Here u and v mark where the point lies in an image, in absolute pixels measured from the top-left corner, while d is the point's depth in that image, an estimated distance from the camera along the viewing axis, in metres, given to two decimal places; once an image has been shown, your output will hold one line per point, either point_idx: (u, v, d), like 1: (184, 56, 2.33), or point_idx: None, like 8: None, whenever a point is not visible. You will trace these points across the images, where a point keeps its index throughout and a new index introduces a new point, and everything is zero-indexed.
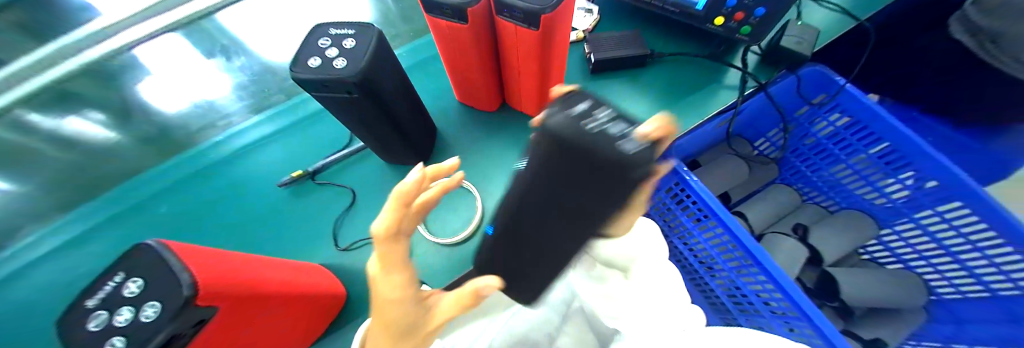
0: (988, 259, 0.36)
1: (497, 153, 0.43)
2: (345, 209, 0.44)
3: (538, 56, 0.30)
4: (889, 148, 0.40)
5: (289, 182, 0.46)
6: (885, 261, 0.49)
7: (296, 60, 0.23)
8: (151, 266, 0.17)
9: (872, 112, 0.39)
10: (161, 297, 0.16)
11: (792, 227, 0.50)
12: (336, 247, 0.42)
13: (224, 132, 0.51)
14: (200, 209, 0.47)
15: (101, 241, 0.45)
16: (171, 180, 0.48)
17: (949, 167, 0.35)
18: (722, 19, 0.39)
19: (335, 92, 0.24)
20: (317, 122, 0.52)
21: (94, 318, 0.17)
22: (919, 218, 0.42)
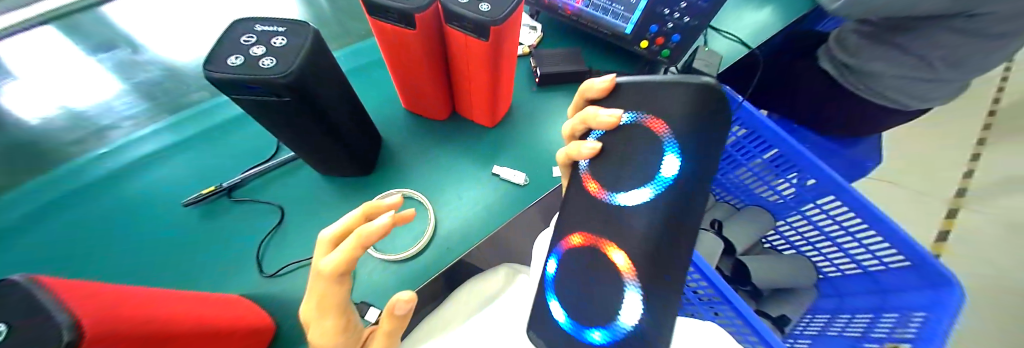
0: (858, 241, 0.45)
1: (449, 163, 0.42)
2: (272, 228, 0.40)
3: (487, 66, 0.31)
4: (777, 154, 0.48)
5: (197, 200, 0.41)
6: (782, 248, 0.59)
7: (212, 57, 0.21)
8: (15, 309, 0.13)
9: (763, 125, 0.46)
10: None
11: (710, 222, 0.59)
12: (261, 274, 0.37)
13: (119, 140, 0.43)
14: (81, 236, 0.39)
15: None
16: (32, 205, 0.39)
17: (824, 168, 0.43)
18: (646, 43, 0.44)
19: (261, 95, 0.22)
20: (239, 130, 0.46)
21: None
22: (805, 210, 0.51)
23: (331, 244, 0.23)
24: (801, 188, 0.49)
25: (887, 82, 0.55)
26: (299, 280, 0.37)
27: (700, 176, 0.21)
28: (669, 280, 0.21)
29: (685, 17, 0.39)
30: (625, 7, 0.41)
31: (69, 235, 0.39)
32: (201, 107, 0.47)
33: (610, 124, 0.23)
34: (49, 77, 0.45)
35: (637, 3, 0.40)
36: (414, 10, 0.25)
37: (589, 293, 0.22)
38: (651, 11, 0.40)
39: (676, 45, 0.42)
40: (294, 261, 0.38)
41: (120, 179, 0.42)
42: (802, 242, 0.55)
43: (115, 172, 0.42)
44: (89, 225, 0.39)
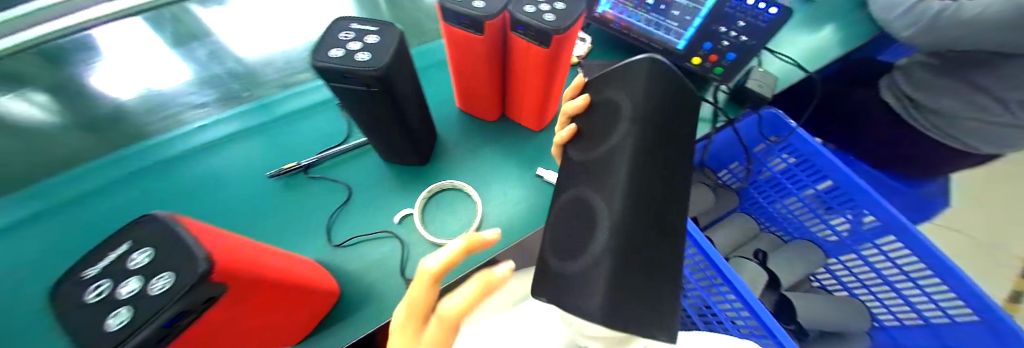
0: (920, 288, 0.41)
1: (494, 164, 0.43)
2: (340, 206, 0.39)
3: (544, 73, 0.32)
4: (832, 185, 0.46)
5: (280, 173, 0.41)
6: (833, 289, 0.53)
7: (318, 50, 0.24)
8: (163, 236, 0.15)
9: (819, 154, 0.44)
10: (176, 269, 0.14)
11: (753, 252, 0.55)
12: (330, 243, 0.37)
13: (200, 122, 0.46)
14: (149, 201, 0.41)
15: (46, 227, 0.39)
16: (111, 177, 0.42)
17: (888, 208, 0.41)
18: (698, 60, 0.42)
19: (353, 85, 0.25)
20: (310, 117, 0.47)
21: (96, 287, 0.15)
22: (864, 252, 0.47)
23: (433, 279, 0.18)
24: (859, 226, 0.46)
25: (955, 120, 0.53)
26: (367, 254, 0.36)
27: (673, 136, 0.20)
28: (654, 240, 0.17)
29: (742, 36, 0.39)
30: (679, 22, 0.41)
31: (139, 202, 0.41)
32: (276, 96, 0.48)
33: (578, 109, 0.25)
34: (130, 61, 0.48)
35: (699, 11, 0.39)
36: (486, 18, 0.27)
37: (560, 243, 0.19)
38: (707, 29, 0.40)
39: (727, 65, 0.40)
40: (358, 235, 0.37)
41: (190, 157, 0.44)
42: (856, 284, 0.50)
43: (187, 152, 0.44)
44: (158, 194, 0.42)
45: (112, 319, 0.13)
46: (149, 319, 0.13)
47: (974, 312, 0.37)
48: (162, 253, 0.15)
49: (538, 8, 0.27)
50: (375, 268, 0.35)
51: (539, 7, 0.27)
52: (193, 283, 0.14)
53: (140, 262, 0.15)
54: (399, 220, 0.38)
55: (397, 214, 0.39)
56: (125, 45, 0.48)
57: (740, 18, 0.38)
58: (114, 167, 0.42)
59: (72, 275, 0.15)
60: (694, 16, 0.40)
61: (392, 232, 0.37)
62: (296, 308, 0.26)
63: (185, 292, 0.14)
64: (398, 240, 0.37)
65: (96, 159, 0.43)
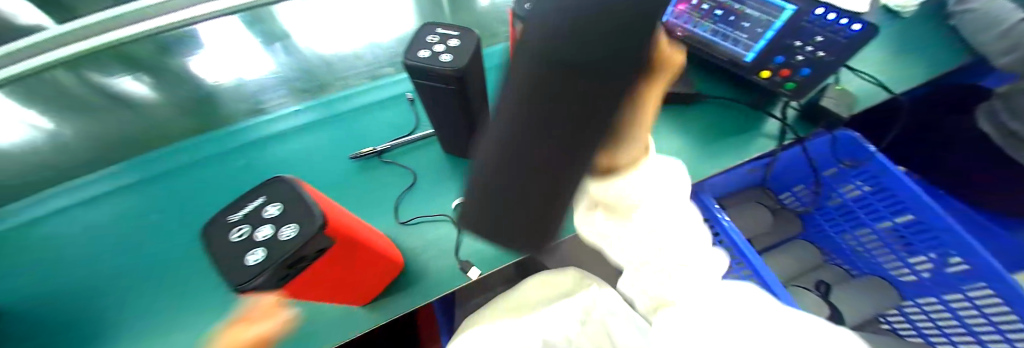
0: (1003, 335, 0.38)
1: None
2: (404, 190, 0.40)
3: None
4: (913, 220, 0.43)
5: (362, 155, 0.43)
6: (905, 333, 0.48)
7: (409, 50, 0.27)
8: (291, 195, 0.19)
9: (902, 184, 0.42)
10: (300, 223, 0.18)
11: (815, 283, 0.51)
12: (397, 220, 0.38)
13: (276, 112, 0.50)
14: (232, 176, 0.46)
15: (156, 188, 0.46)
16: (205, 153, 0.48)
17: (975, 246, 0.38)
18: (768, 73, 0.38)
19: (434, 82, 0.28)
20: (380, 110, 0.48)
21: (237, 230, 0.18)
22: (948, 300, 0.43)
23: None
24: (943, 268, 0.42)
25: None
26: (426, 234, 0.37)
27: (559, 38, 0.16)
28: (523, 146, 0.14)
29: (820, 52, 0.36)
30: (748, 34, 0.39)
31: (226, 177, 0.46)
32: (348, 91, 0.50)
33: None
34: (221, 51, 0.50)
35: (772, 23, 0.38)
36: None
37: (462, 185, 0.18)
38: (780, 42, 0.38)
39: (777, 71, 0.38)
40: (422, 215, 0.38)
41: (269, 141, 0.48)
42: (934, 332, 0.45)
43: (266, 137, 0.48)
44: (241, 169, 0.46)
45: (251, 257, 0.17)
46: (280, 259, 0.17)
47: None
48: (289, 209, 0.18)
49: None
50: (432, 249, 0.36)
51: None
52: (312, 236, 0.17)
53: (272, 213, 0.18)
54: (455, 205, 0.38)
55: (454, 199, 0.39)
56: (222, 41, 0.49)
57: (818, 33, 0.37)
58: (209, 145, 0.48)
59: (220, 218, 0.19)
60: (766, 29, 0.38)
61: (448, 216, 0.37)
62: (368, 279, 0.29)
63: (308, 241, 0.17)
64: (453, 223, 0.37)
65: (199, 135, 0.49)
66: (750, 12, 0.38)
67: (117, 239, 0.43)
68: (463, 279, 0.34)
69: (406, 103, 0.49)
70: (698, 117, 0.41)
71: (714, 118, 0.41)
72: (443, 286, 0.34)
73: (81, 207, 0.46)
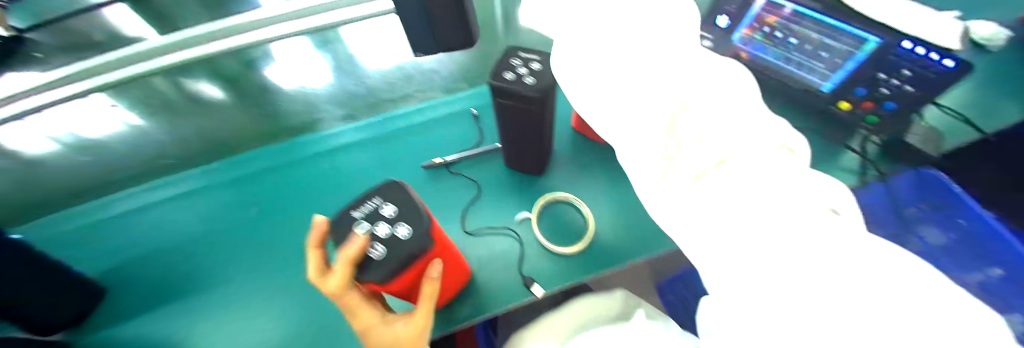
0: None
1: (610, 185, 0.42)
2: (469, 202, 0.41)
3: None
4: (1003, 274, 0.43)
5: (430, 166, 0.45)
6: None
7: (495, 72, 0.29)
8: (401, 199, 0.24)
9: (990, 227, 0.44)
10: (411, 223, 0.23)
11: None
12: (462, 229, 0.39)
13: (333, 129, 0.51)
14: (293, 184, 0.49)
15: (228, 191, 0.50)
16: (271, 163, 0.51)
17: None
18: (848, 105, 0.39)
19: (514, 102, 0.30)
20: (435, 128, 0.50)
21: (360, 225, 0.23)
22: None
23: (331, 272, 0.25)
24: None
25: None
26: (489, 246, 0.38)
27: None
28: None
29: (908, 86, 0.36)
30: (826, 64, 0.39)
31: (290, 185, 0.49)
32: (401, 110, 0.51)
33: None
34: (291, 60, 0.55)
35: (855, 53, 0.38)
36: None
37: None
38: (867, 73, 0.37)
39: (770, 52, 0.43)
40: (488, 226, 0.39)
41: (328, 155, 0.50)
42: None
43: (325, 151, 0.50)
44: (303, 179, 0.49)
45: (374, 249, 0.22)
46: (399, 253, 0.22)
47: None
48: (401, 211, 0.23)
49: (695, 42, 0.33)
50: (496, 263, 0.37)
51: None
52: (421, 236, 0.22)
53: (388, 212, 0.23)
54: (518, 220, 0.39)
55: (517, 214, 0.40)
56: (293, 55, 0.54)
57: (905, 66, 0.36)
58: (273, 155, 0.51)
59: (345, 212, 0.24)
60: (846, 59, 0.38)
61: (512, 229, 0.38)
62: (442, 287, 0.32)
63: (418, 241, 0.22)
64: (516, 238, 0.38)
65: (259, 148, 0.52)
66: (830, 41, 0.39)
67: (202, 234, 0.48)
68: (527, 295, 0.35)
69: (470, 119, 0.50)
70: None
71: None
72: (507, 299, 0.35)
73: (167, 204, 0.51)
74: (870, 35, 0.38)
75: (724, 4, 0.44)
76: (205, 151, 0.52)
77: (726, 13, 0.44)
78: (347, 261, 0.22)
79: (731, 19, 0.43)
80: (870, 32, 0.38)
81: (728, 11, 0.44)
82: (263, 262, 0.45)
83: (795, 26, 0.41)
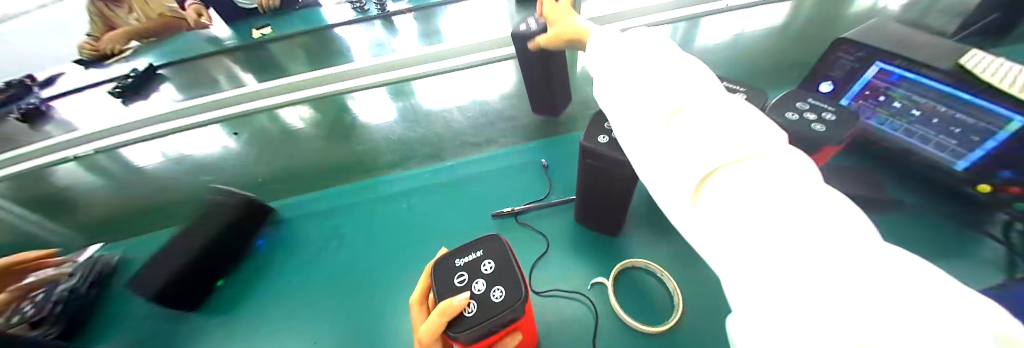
0: None
1: (687, 251, 0.40)
2: (537, 258, 0.41)
3: None
4: None
5: (500, 214, 0.46)
6: None
7: (589, 135, 0.31)
8: (501, 257, 0.24)
9: None
10: (506, 287, 0.23)
11: None
12: (531, 288, 0.39)
13: (404, 173, 0.57)
14: (361, 223, 0.53)
15: (305, 224, 0.54)
16: (345, 201, 0.55)
17: None
18: (988, 187, 0.39)
19: (602, 165, 0.31)
20: (499, 176, 0.53)
21: (458, 276, 0.24)
22: None
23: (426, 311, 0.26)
24: None
25: None
26: (561, 310, 0.37)
27: None
28: None
29: None
30: (959, 140, 0.38)
31: (359, 223, 0.53)
32: (466, 159, 0.56)
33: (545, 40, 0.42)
34: (372, 99, 0.67)
35: (995, 132, 0.35)
36: None
37: None
38: (1015, 156, 0.35)
39: (826, 129, 0.34)
40: (558, 287, 0.38)
41: (396, 197, 0.54)
42: None
43: (395, 193, 0.55)
44: (372, 218, 0.53)
45: (468, 308, 0.22)
46: (492, 316, 0.21)
47: None
48: (499, 271, 0.24)
49: (803, 115, 0.36)
50: (568, 330, 0.35)
51: (803, 116, 0.36)
52: (514, 301, 0.22)
53: (488, 269, 0.24)
54: (589, 285, 0.38)
55: (589, 278, 0.39)
56: (374, 99, 0.67)
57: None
58: (349, 194, 0.56)
59: (447, 258, 0.25)
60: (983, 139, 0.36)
61: (585, 294, 0.37)
62: None
63: (510, 308, 0.22)
64: (589, 305, 0.37)
65: (338, 184, 0.57)
66: (958, 114, 0.38)
67: (278, 260, 0.51)
68: None
69: (539, 170, 0.52)
70: None
71: None
72: None
73: None
74: (1016, 114, 0.34)
75: (826, 71, 0.48)
76: (293, 182, 0.58)
77: (830, 79, 0.47)
78: (444, 311, 0.21)
79: (836, 84, 0.47)
80: (1017, 110, 0.34)
81: (833, 77, 0.47)
82: (340, 298, 0.46)
83: (915, 99, 0.41)
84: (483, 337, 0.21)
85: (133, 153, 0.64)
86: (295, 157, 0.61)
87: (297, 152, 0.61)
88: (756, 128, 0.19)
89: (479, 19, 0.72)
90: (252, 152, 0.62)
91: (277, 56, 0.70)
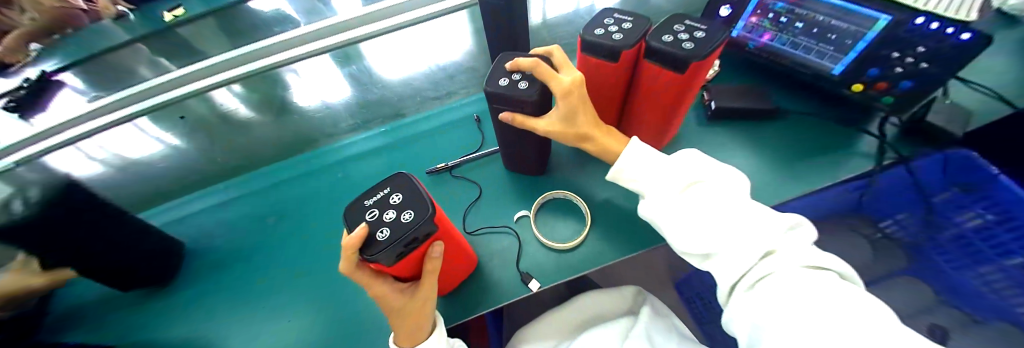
0: None
1: (602, 179, 0.45)
2: (472, 201, 0.44)
3: (673, 95, 0.35)
4: None
5: (436, 170, 0.48)
6: None
7: (490, 80, 0.31)
8: (410, 187, 0.23)
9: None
10: (414, 209, 0.22)
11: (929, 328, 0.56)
12: (464, 230, 0.41)
13: (346, 140, 0.57)
14: (307, 199, 0.52)
15: (252, 203, 0.54)
16: (291, 175, 0.55)
17: None
18: (861, 86, 0.46)
19: (508, 105, 0.32)
20: (439, 133, 0.54)
21: (369, 212, 0.23)
22: None
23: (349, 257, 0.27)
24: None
25: None
26: (491, 244, 0.40)
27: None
28: None
29: (923, 62, 0.39)
30: (835, 47, 0.45)
31: (306, 196, 0.53)
32: (409, 119, 0.57)
33: None
34: (319, 73, 0.68)
35: (864, 33, 0.41)
36: (624, 47, 0.32)
37: None
38: (876, 54, 0.42)
39: (694, 47, 0.30)
40: (487, 226, 0.41)
41: (345, 163, 0.54)
42: None
43: (342, 160, 0.55)
44: (318, 192, 0.53)
45: (378, 233, 0.22)
46: (401, 237, 0.21)
47: None
48: (409, 199, 0.23)
49: (675, 36, 0.31)
50: (498, 260, 0.39)
51: (677, 37, 0.31)
52: (420, 222, 0.21)
53: (396, 199, 0.23)
54: (516, 218, 0.42)
55: (516, 212, 0.42)
56: (319, 73, 0.68)
57: (919, 43, 0.38)
58: (293, 169, 0.55)
59: (358, 201, 0.24)
60: (856, 41, 0.43)
61: (510, 228, 0.40)
62: (456, 268, 0.33)
63: (420, 224, 0.21)
64: (514, 235, 0.40)
65: (282, 160, 0.57)
66: (836, 23, 0.42)
67: (232, 245, 0.51)
68: (526, 290, 0.36)
69: (473, 123, 0.54)
70: (770, 144, 0.46)
71: (803, 134, 0.47)
72: (506, 295, 0.36)
73: (201, 216, 0.55)
74: (881, 14, 0.39)
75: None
76: (238, 164, 0.58)
77: (728, 4, 0.50)
78: (346, 247, 0.21)
79: (733, 8, 0.50)
80: (881, 10, 0.39)
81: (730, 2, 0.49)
82: (305, 284, 0.46)
83: (796, 9, 0.45)
84: (398, 254, 0.22)
85: (55, 162, 0.62)
86: (242, 139, 0.61)
87: (244, 136, 0.62)
88: (798, 243, 0.33)
89: None
90: (197, 143, 0.62)
91: (200, 39, 0.67)
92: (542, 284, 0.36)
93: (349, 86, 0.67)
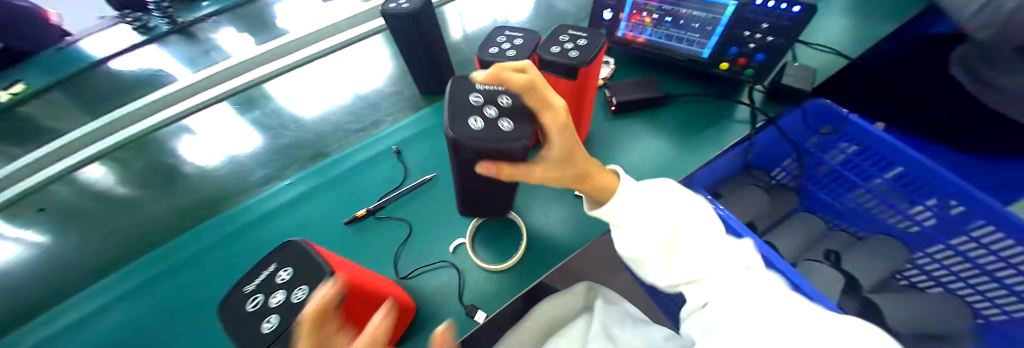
0: (927, 206, 0.62)
1: (530, 190, 0.47)
2: (402, 242, 0.43)
3: (574, 99, 0.37)
4: (900, 172, 0.63)
5: (355, 219, 0.45)
6: (923, 284, 0.67)
7: (455, 118, 0.23)
8: (301, 259, 0.23)
9: (875, 139, 0.63)
10: (306, 283, 0.21)
11: (825, 254, 0.71)
12: (396, 276, 0.40)
13: (262, 194, 0.52)
14: (213, 278, 0.45)
15: (140, 298, 0.45)
16: (192, 251, 0.48)
17: (916, 157, 0.59)
18: (727, 64, 0.53)
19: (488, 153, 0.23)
20: (358, 173, 0.51)
21: (252, 299, 0.22)
22: (954, 245, 0.61)
23: None
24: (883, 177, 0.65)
25: None
26: (430, 282, 0.39)
27: None
28: None
29: (767, 37, 0.47)
30: (700, 34, 0.52)
31: (210, 275, 0.46)
32: (328, 160, 0.54)
33: None
34: (218, 130, 0.62)
35: (719, 19, 0.49)
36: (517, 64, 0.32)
37: None
38: (730, 33, 0.49)
39: (579, 54, 0.32)
40: (420, 266, 0.40)
41: (260, 222, 0.49)
42: (952, 260, 0.62)
43: (255, 220, 0.50)
44: (227, 267, 0.46)
45: (266, 322, 0.20)
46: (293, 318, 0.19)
47: (934, 217, 0.62)
48: (298, 272, 0.22)
49: (562, 46, 0.33)
50: (438, 297, 0.38)
51: (563, 47, 0.33)
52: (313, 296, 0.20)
53: (284, 277, 0.22)
54: (453, 249, 0.41)
55: (450, 243, 0.42)
56: (218, 127, 0.62)
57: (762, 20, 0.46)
58: (193, 245, 0.49)
59: (239, 290, 0.23)
60: (714, 27, 0.50)
61: (448, 261, 0.40)
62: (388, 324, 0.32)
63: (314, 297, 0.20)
64: (452, 268, 0.40)
65: (182, 235, 0.50)
66: (693, 12, 0.50)
67: None
68: (471, 323, 0.35)
69: (393, 157, 0.53)
70: (670, 125, 0.51)
71: (694, 111, 0.53)
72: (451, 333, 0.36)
73: (60, 332, 0.43)
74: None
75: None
76: (123, 254, 0.49)
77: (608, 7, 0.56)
78: None
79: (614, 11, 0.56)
80: None
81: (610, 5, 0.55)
82: None
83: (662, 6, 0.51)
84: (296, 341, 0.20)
85: None
86: (128, 222, 0.53)
87: (130, 218, 0.53)
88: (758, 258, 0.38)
89: (315, 8, 0.67)
90: (67, 238, 0.53)
91: (53, 114, 0.58)
92: (486, 314, 0.36)
93: (255, 133, 0.61)
